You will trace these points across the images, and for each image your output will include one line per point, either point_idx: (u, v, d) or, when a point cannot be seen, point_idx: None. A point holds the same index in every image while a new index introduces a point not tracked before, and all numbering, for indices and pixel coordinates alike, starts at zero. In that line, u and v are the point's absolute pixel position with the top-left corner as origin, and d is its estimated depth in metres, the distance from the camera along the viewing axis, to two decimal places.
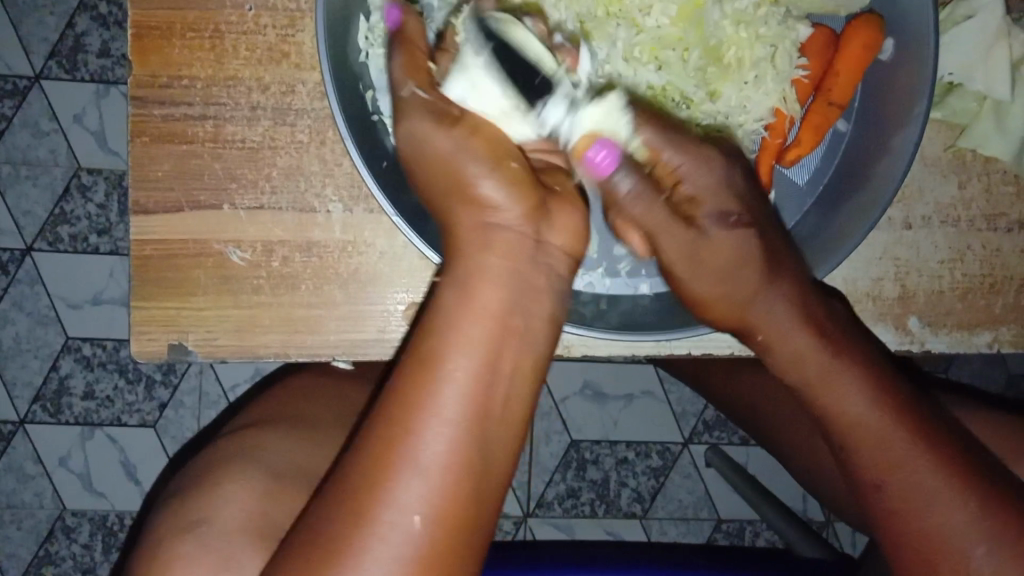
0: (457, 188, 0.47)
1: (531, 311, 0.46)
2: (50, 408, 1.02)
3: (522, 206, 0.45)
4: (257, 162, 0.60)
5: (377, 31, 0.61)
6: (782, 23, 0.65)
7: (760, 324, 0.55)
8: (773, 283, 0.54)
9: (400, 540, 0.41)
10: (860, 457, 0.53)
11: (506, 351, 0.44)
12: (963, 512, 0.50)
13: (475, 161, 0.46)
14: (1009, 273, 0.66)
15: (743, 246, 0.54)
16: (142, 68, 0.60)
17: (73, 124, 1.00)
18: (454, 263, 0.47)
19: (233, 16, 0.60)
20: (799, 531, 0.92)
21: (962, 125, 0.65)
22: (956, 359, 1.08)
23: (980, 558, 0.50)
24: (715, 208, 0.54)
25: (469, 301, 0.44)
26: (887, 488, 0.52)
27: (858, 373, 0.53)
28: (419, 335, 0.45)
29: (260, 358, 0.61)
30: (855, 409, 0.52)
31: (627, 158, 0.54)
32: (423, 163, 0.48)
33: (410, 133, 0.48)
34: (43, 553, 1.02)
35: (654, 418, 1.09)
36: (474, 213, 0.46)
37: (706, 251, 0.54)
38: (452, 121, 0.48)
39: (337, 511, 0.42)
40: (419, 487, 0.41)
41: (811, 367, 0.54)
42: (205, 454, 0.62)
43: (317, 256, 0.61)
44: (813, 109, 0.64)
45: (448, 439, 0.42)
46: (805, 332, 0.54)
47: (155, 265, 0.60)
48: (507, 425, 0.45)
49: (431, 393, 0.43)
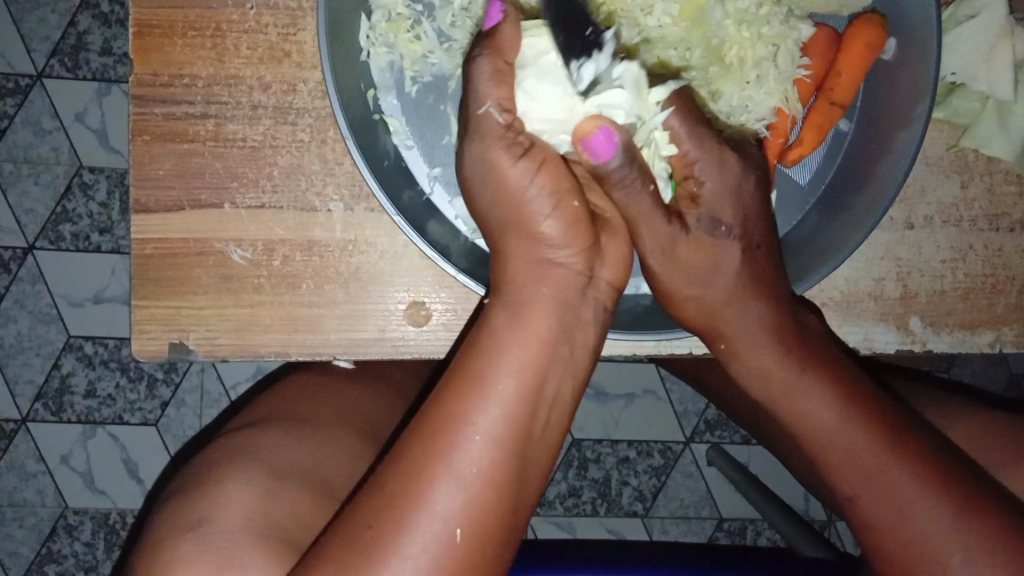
0: (515, 213, 0.48)
1: (571, 337, 0.48)
2: (52, 406, 1.02)
3: (578, 244, 0.48)
4: (258, 161, 0.60)
5: (379, 29, 0.62)
6: (784, 21, 0.64)
7: (729, 331, 0.56)
8: (747, 291, 0.55)
9: (438, 550, 0.42)
10: (836, 470, 0.53)
11: (552, 374, 0.46)
12: (940, 525, 0.50)
13: (541, 197, 0.47)
14: (1012, 273, 0.66)
15: (720, 256, 0.54)
16: (143, 67, 0.60)
17: (75, 123, 1.01)
18: (502, 285, 0.49)
19: (234, 16, 0.60)
20: (800, 531, 0.92)
21: (964, 126, 0.65)
22: (959, 359, 1.08)
23: (959, 569, 0.49)
24: (705, 216, 0.54)
25: (519, 322, 0.47)
26: (861, 501, 0.53)
27: (824, 387, 0.53)
28: (466, 352, 0.47)
29: (260, 356, 0.61)
30: (824, 420, 0.53)
31: (628, 143, 0.50)
32: (482, 181, 0.48)
33: (474, 153, 0.48)
34: (44, 550, 1.03)
35: (655, 418, 1.09)
36: (530, 242, 0.48)
37: (688, 254, 0.54)
38: (522, 149, 0.48)
39: (375, 517, 0.43)
40: (458, 497, 0.42)
41: (778, 379, 0.55)
42: (204, 454, 0.61)
43: (318, 255, 0.61)
44: (815, 108, 0.64)
45: (488, 455, 0.43)
46: (769, 338, 0.55)
47: (155, 263, 0.60)
48: (544, 446, 0.47)
49: (479, 408, 0.44)
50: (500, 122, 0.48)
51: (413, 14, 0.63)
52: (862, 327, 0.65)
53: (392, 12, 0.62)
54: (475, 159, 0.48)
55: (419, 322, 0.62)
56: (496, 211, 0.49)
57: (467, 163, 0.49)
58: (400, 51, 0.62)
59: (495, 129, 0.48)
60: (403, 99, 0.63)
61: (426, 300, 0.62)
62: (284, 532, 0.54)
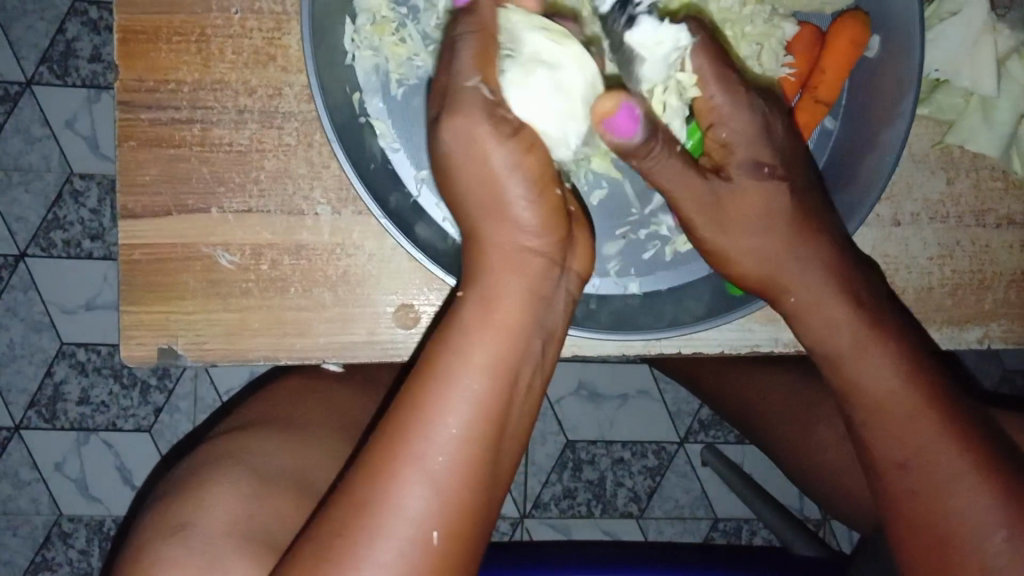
0: (490, 200, 0.47)
1: (544, 330, 0.48)
2: (46, 414, 1.02)
3: (552, 233, 0.48)
4: (245, 165, 0.61)
5: (364, 32, 0.62)
6: (768, 20, 0.64)
7: (791, 288, 0.56)
8: (808, 243, 0.55)
9: (415, 553, 0.43)
10: (881, 427, 0.54)
11: (523, 369, 0.47)
12: (982, 501, 0.51)
13: (519, 181, 0.46)
14: (999, 269, 0.66)
15: (771, 205, 0.55)
16: (129, 73, 0.60)
17: (66, 130, 1.01)
18: (473, 277, 0.48)
19: (219, 20, 0.60)
20: (794, 529, 0.92)
21: (949, 122, 0.65)
22: (951, 355, 1.09)
23: (999, 545, 0.51)
24: (747, 163, 0.55)
25: (492, 317, 0.46)
26: (908, 467, 0.53)
27: (892, 347, 0.54)
28: (434, 349, 0.46)
29: (249, 361, 0.61)
30: (887, 383, 0.54)
31: (647, 116, 0.49)
32: (462, 161, 0.46)
33: (458, 128, 0.45)
34: (39, 559, 1.02)
35: (649, 418, 1.09)
36: (501, 230, 0.47)
37: (737, 207, 0.55)
38: (509, 129, 0.47)
39: (346, 525, 0.43)
40: (432, 503, 0.43)
41: (844, 335, 0.55)
42: (192, 458, 0.61)
43: (306, 259, 0.61)
44: (801, 106, 0.64)
45: (459, 459, 0.44)
46: (836, 291, 0.55)
47: (144, 268, 0.60)
48: (516, 437, 0.48)
49: (449, 410, 0.44)
50: (487, 97, 0.46)
51: (397, 18, 0.63)
52: None
53: (377, 15, 0.63)
54: (454, 131, 0.46)
55: (408, 325, 0.62)
56: (469, 192, 0.47)
57: (442, 142, 0.46)
58: (385, 54, 0.63)
59: (475, 110, 0.46)
60: (389, 103, 0.63)
61: (414, 303, 0.62)
62: (271, 537, 0.55)
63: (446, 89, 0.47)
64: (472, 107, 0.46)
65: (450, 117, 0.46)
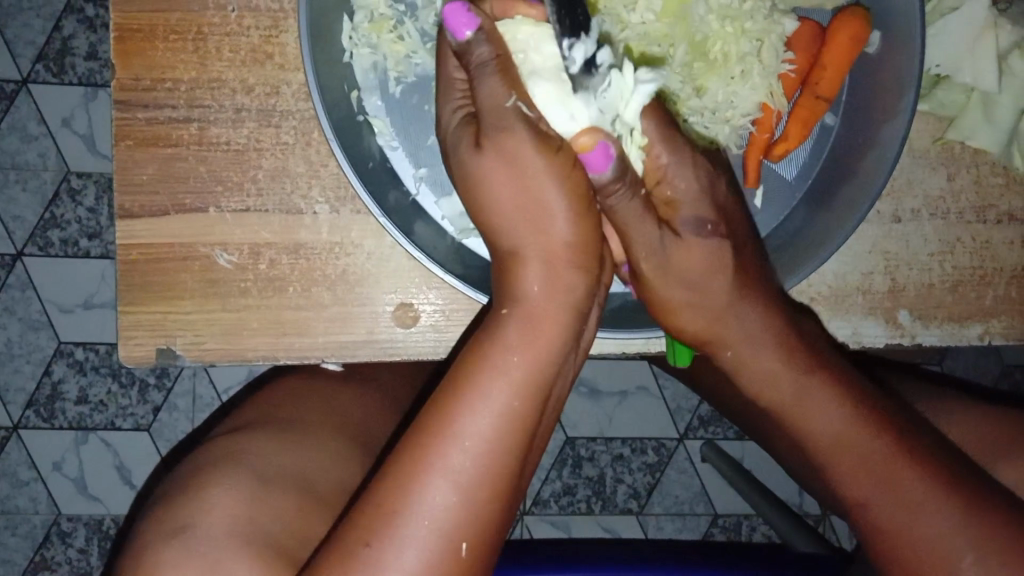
0: (534, 219, 0.47)
1: (574, 344, 0.49)
2: (44, 413, 1.02)
3: (592, 258, 0.48)
4: (243, 164, 0.60)
5: (361, 30, 0.61)
6: (769, 16, 0.64)
7: (732, 343, 0.53)
8: (746, 297, 0.52)
9: (440, 564, 0.44)
10: (841, 469, 0.53)
11: (556, 381, 0.48)
12: (949, 523, 0.50)
13: (559, 193, 0.46)
14: (999, 265, 0.66)
15: (715, 259, 0.51)
16: (125, 71, 0.59)
17: (62, 128, 1.00)
18: (513, 291, 0.48)
19: (216, 18, 0.60)
20: (795, 527, 0.92)
21: (950, 118, 0.65)
22: (950, 351, 1.09)
23: (968, 567, 0.50)
24: (690, 218, 0.51)
25: (529, 332, 0.47)
26: (871, 503, 0.53)
27: (831, 391, 0.53)
28: (467, 360, 0.46)
29: (248, 360, 0.61)
30: (832, 428, 0.53)
31: (624, 158, 0.48)
32: (502, 179, 0.47)
33: (509, 145, 0.46)
34: (38, 558, 1.02)
35: (649, 415, 1.09)
36: (547, 248, 0.47)
37: (682, 262, 0.50)
38: (555, 148, 0.47)
39: (373, 535, 0.43)
40: (459, 515, 0.44)
41: (785, 385, 0.53)
42: (192, 459, 0.61)
43: (305, 258, 0.61)
44: (800, 103, 0.64)
45: (489, 470, 0.44)
46: (775, 343, 0.53)
47: (141, 268, 0.60)
48: (537, 450, 0.48)
49: (481, 422, 0.44)
50: (527, 115, 0.47)
51: (396, 15, 0.63)
52: (852, 321, 0.65)
53: (375, 13, 0.62)
54: (490, 141, 0.46)
55: (407, 324, 0.62)
56: (512, 207, 0.47)
57: (486, 154, 0.47)
58: (383, 52, 0.62)
59: (520, 126, 0.46)
60: (387, 100, 0.63)
61: (413, 302, 0.62)
62: (272, 538, 0.54)
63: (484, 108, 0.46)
64: (514, 125, 0.46)
65: (488, 128, 0.46)
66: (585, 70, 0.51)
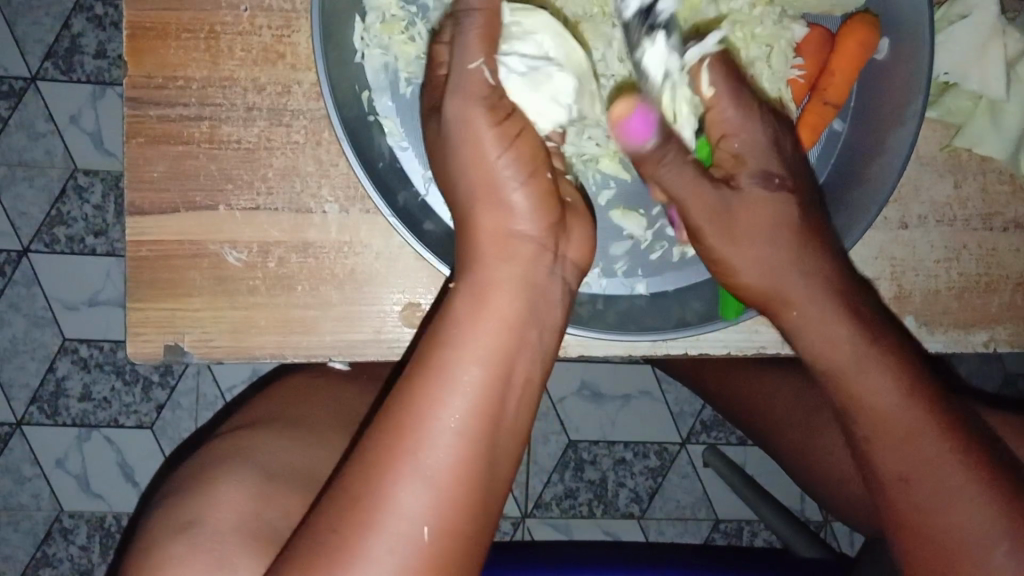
0: (483, 189, 0.48)
1: (539, 322, 0.48)
2: (48, 410, 1.02)
3: (543, 222, 0.49)
4: (254, 162, 0.60)
5: (372, 31, 0.62)
6: (777, 22, 0.64)
7: (795, 299, 0.55)
8: (810, 257, 0.55)
9: (406, 551, 0.42)
10: (886, 440, 0.52)
11: (519, 359, 0.46)
12: (988, 508, 0.50)
13: (511, 166, 0.48)
14: (1005, 272, 0.66)
15: (781, 212, 0.55)
16: (137, 69, 0.60)
17: (70, 125, 1.00)
18: (467, 267, 0.48)
19: (228, 17, 0.60)
20: (798, 532, 0.92)
21: (957, 125, 0.65)
22: (953, 358, 1.09)
23: (1000, 557, 0.49)
24: (757, 173, 0.55)
25: (481, 307, 0.46)
26: (910, 480, 0.52)
27: (890, 357, 0.53)
28: (426, 343, 0.46)
29: (256, 358, 0.61)
30: (886, 398, 0.52)
31: (662, 121, 0.52)
32: (456, 147, 0.48)
33: (456, 113, 0.48)
34: (40, 554, 1.02)
35: (651, 419, 1.09)
36: (494, 216, 0.49)
37: (746, 215, 0.54)
38: (504, 116, 0.49)
39: (339, 520, 0.43)
40: (425, 496, 0.43)
41: (844, 348, 0.54)
42: (198, 456, 0.61)
43: (314, 257, 0.61)
44: (809, 108, 0.64)
45: (453, 452, 0.43)
46: (840, 305, 0.54)
47: (151, 265, 0.60)
48: (512, 435, 0.47)
49: (442, 399, 0.44)
50: (487, 81, 0.49)
51: (407, 16, 0.63)
52: None
53: (386, 14, 0.62)
54: (459, 142, 0.48)
55: (415, 324, 0.62)
56: (467, 174, 0.49)
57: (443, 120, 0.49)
58: (394, 52, 0.63)
59: (475, 90, 0.48)
60: (397, 101, 0.63)
61: (421, 302, 0.62)
62: (278, 535, 0.55)
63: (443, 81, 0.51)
64: (474, 88, 0.48)
65: (452, 129, 0.48)
66: (637, 14, 0.59)
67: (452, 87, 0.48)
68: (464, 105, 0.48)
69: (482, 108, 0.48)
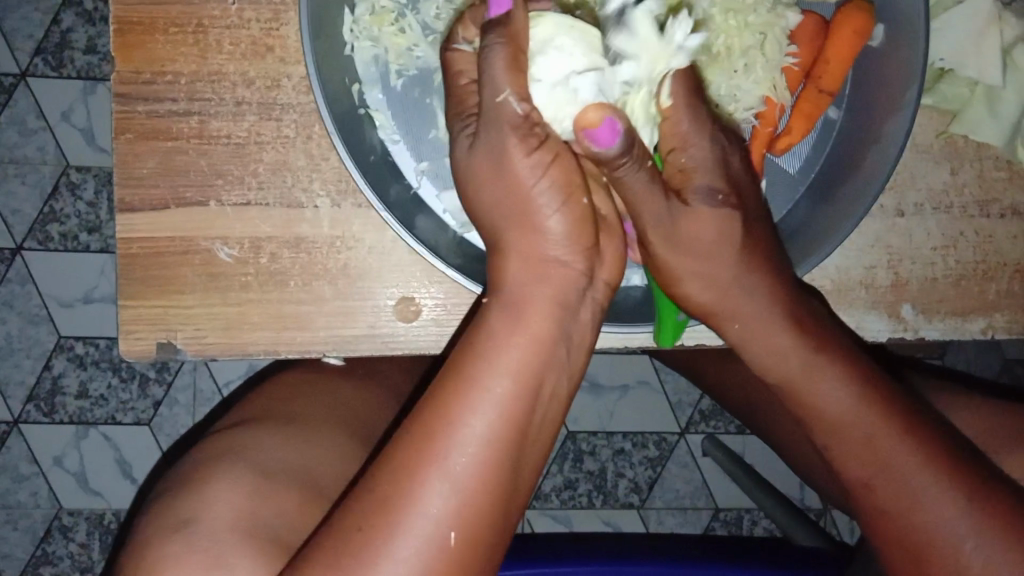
0: (519, 212, 0.47)
1: (570, 338, 0.47)
2: (44, 407, 1.02)
3: (580, 246, 0.48)
4: (244, 158, 0.60)
5: (362, 23, 0.61)
6: (772, 10, 0.63)
7: (741, 316, 0.55)
8: (754, 271, 0.54)
9: (429, 554, 0.42)
10: (848, 448, 0.53)
11: (549, 374, 0.46)
12: (956, 506, 0.50)
13: (549, 193, 0.47)
14: (1003, 259, 0.66)
15: (722, 229, 0.52)
16: (124, 64, 0.59)
17: (61, 121, 1.00)
18: (497, 280, 0.48)
19: (216, 11, 0.59)
20: (797, 521, 0.92)
21: (954, 112, 0.65)
22: (951, 346, 1.09)
23: (971, 554, 0.49)
24: (702, 187, 0.52)
25: (516, 322, 0.46)
26: (875, 484, 0.52)
27: (840, 369, 0.53)
28: (461, 350, 0.46)
29: (249, 355, 0.61)
30: (841, 408, 0.53)
31: (630, 130, 0.48)
32: (490, 171, 0.47)
33: (489, 140, 0.46)
34: (39, 552, 1.02)
35: (649, 408, 1.09)
36: (530, 239, 0.48)
37: (689, 228, 0.52)
38: (536, 141, 0.46)
39: (363, 520, 0.42)
40: (450, 501, 0.42)
41: (793, 364, 0.54)
42: (194, 453, 0.61)
43: (306, 252, 0.60)
44: (804, 96, 0.64)
45: (482, 460, 0.43)
46: (787, 323, 0.54)
47: (141, 262, 0.60)
48: (537, 447, 0.47)
49: (474, 411, 0.43)
50: (516, 111, 0.46)
51: (397, 8, 0.63)
52: (854, 315, 0.65)
53: (376, 5, 0.62)
54: (490, 167, 0.47)
55: (409, 318, 0.61)
56: (501, 200, 0.47)
57: (478, 147, 0.47)
58: (384, 44, 0.62)
59: (512, 116, 0.46)
60: (389, 94, 0.63)
61: (415, 296, 0.61)
62: (273, 533, 0.54)
63: (483, 108, 0.46)
64: (502, 119, 0.45)
65: (485, 155, 0.47)
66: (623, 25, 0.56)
67: (486, 118, 0.46)
68: (499, 137, 0.46)
69: (517, 136, 0.46)
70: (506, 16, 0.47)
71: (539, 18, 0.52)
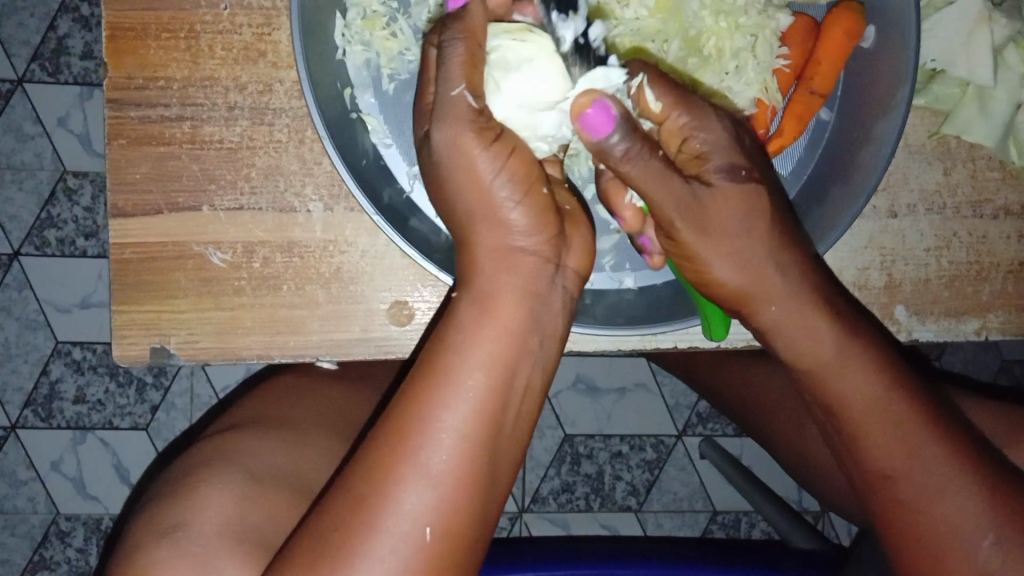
0: (480, 206, 0.46)
1: (542, 327, 0.47)
2: (42, 413, 1.02)
3: (545, 233, 0.47)
4: (236, 162, 0.60)
5: (354, 27, 0.61)
6: (763, 12, 0.64)
7: (774, 297, 0.52)
8: (785, 251, 0.52)
9: (408, 551, 0.42)
10: (873, 442, 0.53)
11: (521, 365, 0.46)
12: (978, 504, 0.51)
13: (507, 185, 0.46)
14: (996, 260, 0.66)
15: (754, 210, 0.50)
16: (117, 70, 0.59)
17: (58, 127, 1.00)
18: (465, 275, 0.48)
19: (208, 17, 0.59)
20: (795, 524, 0.92)
21: (946, 112, 0.65)
22: (950, 347, 1.08)
23: (988, 549, 0.51)
24: (723, 167, 0.50)
25: (484, 315, 0.46)
26: (898, 477, 0.52)
27: (873, 358, 0.53)
28: (432, 347, 0.46)
29: (242, 359, 0.61)
30: (872, 399, 0.52)
31: (627, 117, 0.48)
32: (450, 168, 0.46)
33: (445, 137, 0.45)
34: (37, 558, 1.02)
35: (645, 411, 1.09)
36: (494, 233, 0.47)
37: (717, 211, 0.50)
38: (492, 134, 0.46)
39: (341, 520, 0.43)
40: (427, 497, 0.43)
41: (827, 349, 0.53)
42: (187, 456, 0.61)
43: (298, 256, 0.60)
44: (795, 98, 0.64)
45: (455, 454, 0.43)
46: (822, 306, 0.53)
47: (134, 268, 0.60)
48: (513, 441, 0.47)
49: (445, 406, 0.44)
50: (471, 105, 0.45)
51: (389, 12, 0.63)
52: None
53: (368, 10, 0.62)
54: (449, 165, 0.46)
55: (402, 322, 0.61)
56: (461, 195, 0.46)
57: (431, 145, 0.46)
58: (376, 48, 0.62)
59: (462, 113, 0.45)
60: (380, 98, 0.63)
61: (409, 300, 0.62)
62: (264, 539, 0.54)
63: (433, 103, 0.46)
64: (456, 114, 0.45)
65: (443, 154, 0.45)
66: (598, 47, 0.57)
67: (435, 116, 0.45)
68: (453, 131, 0.45)
69: (473, 129, 0.45)
70: (463, 13, 0.47)
71: (525, 33, 0.53)
